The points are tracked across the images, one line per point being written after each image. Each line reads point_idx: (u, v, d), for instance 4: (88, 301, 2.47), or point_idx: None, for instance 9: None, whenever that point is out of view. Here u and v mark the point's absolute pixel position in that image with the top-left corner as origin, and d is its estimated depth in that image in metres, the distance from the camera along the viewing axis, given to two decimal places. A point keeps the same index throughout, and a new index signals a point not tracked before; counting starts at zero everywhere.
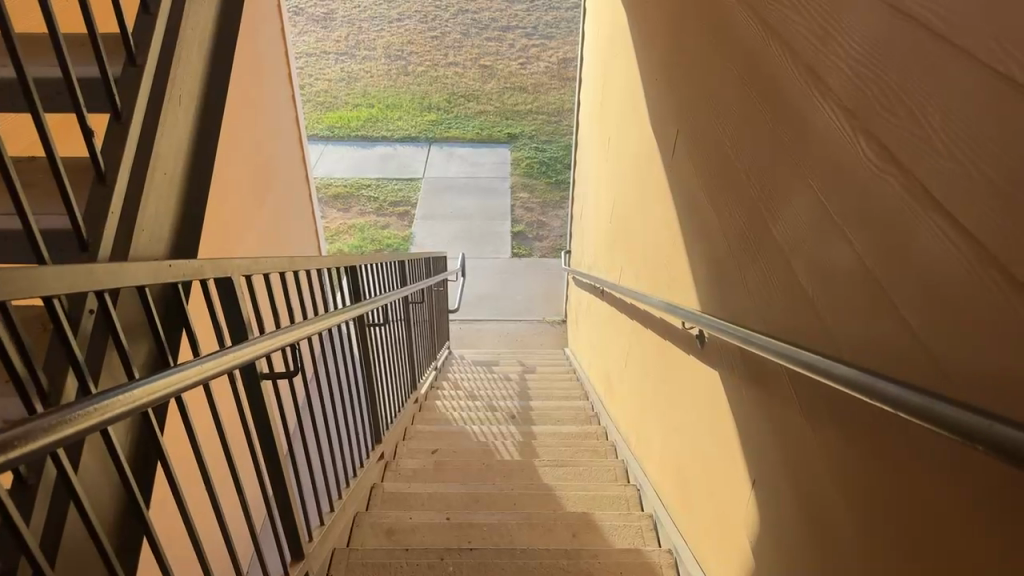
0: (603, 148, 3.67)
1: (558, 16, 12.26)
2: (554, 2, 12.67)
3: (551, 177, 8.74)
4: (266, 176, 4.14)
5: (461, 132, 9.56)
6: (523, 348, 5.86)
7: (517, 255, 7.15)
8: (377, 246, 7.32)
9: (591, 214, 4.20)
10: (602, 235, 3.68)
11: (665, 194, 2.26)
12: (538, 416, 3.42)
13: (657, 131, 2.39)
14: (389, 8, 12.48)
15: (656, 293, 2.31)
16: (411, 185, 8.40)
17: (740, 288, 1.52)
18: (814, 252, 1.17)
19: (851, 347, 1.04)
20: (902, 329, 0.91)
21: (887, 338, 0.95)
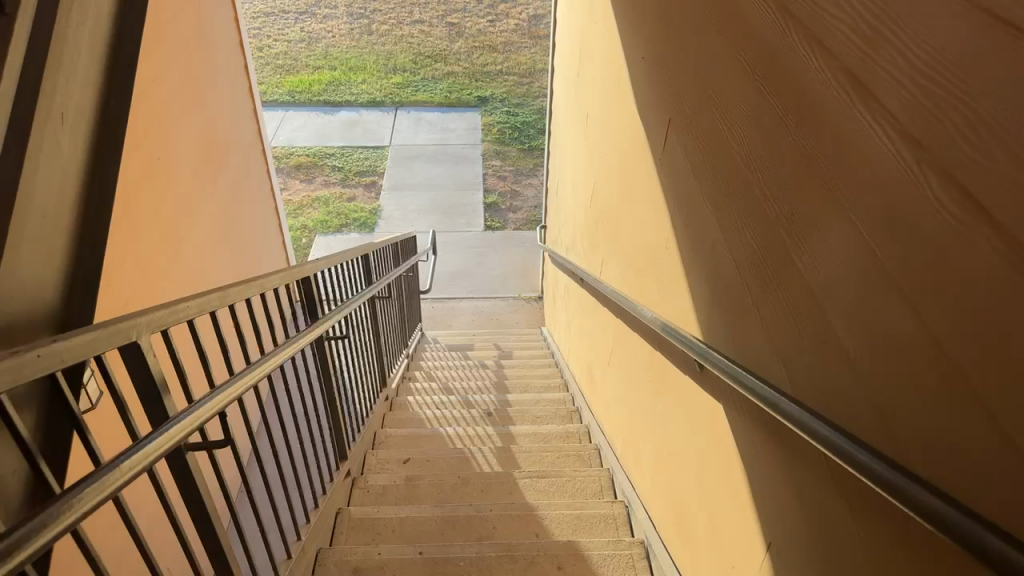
0: (580, 125, 3.44)
1: None
2: None
3: (524, 142, 8.44)
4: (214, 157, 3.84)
5: (429, 96, 9.18)
6: (498, 327, 5.68)
7: (491, 227, 6.91)
8: (342, 219, 7.01)
9: (568, 194, 3.98)
10: (581, 220, 3.47)
11: (652, 190, 2.05)
12: (516, 414, 3.24)
13: (642, 117, 2.18)
14: None
15: (644, 297, 2.12)
16: (377, 154, 8.08)
17: (749, 316, 1.33)
18: (848, 298, 0.98)
19: (901, 420, 0.86)
20: (979, 418, 0.72)
21: (955, 422, 0.76)
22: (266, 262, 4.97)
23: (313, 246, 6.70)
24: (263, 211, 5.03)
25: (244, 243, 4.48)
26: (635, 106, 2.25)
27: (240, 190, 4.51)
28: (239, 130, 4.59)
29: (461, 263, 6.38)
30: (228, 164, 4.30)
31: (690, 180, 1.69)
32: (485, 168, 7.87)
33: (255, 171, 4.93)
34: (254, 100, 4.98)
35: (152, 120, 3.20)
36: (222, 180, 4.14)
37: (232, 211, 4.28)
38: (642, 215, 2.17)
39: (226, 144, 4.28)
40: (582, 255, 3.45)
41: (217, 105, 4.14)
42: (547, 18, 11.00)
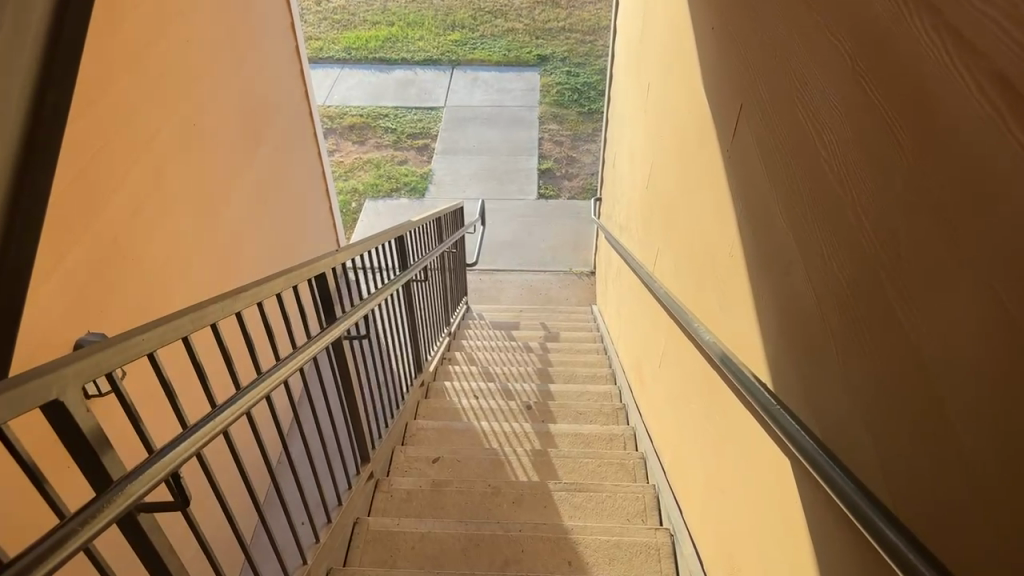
0: (639, 99, 3.15)
1: None
2: None
3: (584, 105, 8.06)
4: (244, 121, 3.71)
5: (486, 54, 8.87)
6: (547, 304, 5.46)
7: (545, 196, 6.63)
8: (392, 184, 6.86)
9: (624, 170, 3.70)
10: (636, 202, 3.20)
11: (713, 185, 1.78)
12: (558, 409, 3.04)
13: (705, 98, 1.89)
14: None
15: (700, 308, 1.86)
16: (430, 115, 7.85)
17: (832, 365, 1.07)
18: (964, 376, 0.74)
19: None
20: None
21: None
22: (311, 232, 4.86)
23: (363, 211, 6.57)
24: (309, 179, 4.91)
25: (287, 213, 4.37)
26: (698, 85, 1.97)
27: (284, 158, 4.39)
28: (284, 96, 4.45)
29: (512, 233, 6.15)
30: (272, 131, 4.17)
31: (758, 181, 1.43)
32: (541, 132, 7.56)
33: (301, 138, 4.80)
34: (301, 64, 4.82)
35: (187, 88, 3.08)
36: (264, 148, 4.02)
37: (274, 181, 4.17)
38: (701, 212, 1.90)
39: (269, 110, 4.15)
40: (636, 241, 3.19)
41: (259, 70, 4.00)
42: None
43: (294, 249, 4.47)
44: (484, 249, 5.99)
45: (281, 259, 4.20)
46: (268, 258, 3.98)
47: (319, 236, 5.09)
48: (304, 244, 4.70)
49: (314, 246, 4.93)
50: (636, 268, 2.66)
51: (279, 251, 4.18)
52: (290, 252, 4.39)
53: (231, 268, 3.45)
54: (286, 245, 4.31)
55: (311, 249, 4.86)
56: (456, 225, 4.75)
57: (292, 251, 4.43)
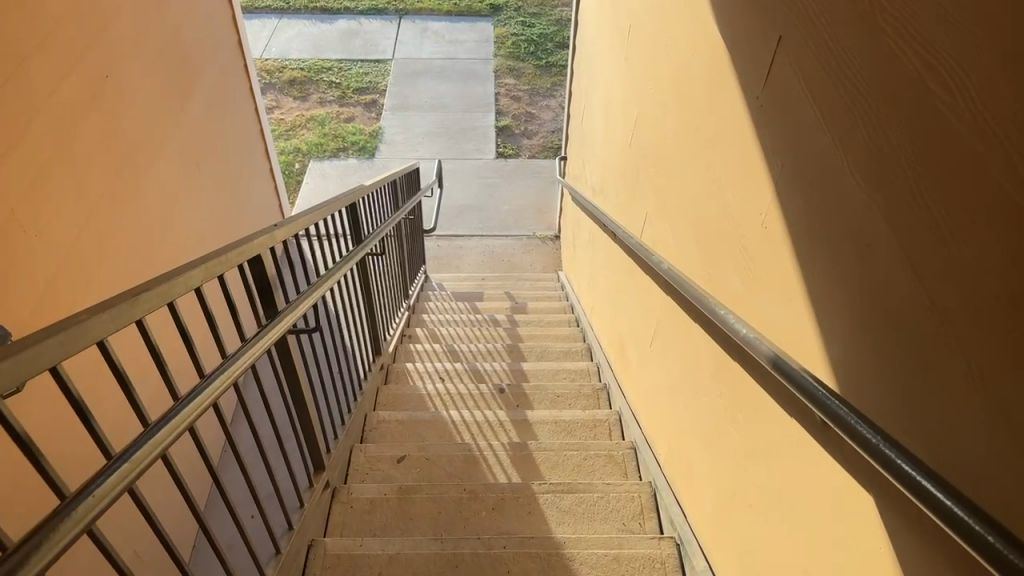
0: (618, 48, 2.83)
1: None
2: None
3: (541, 58, 7.65)
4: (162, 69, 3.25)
5: (436, 3, 8.35)
6: (510, 271, 5.17)
7: (504, 155, 6.28)
8: (339, 143, 6.39)
9: (597, 129, 3.41)
10: (616, 164, 2.91)
11: (731, 143, 1.50)
12: (533, 393, 2.77)
13: (717, 37, 1.60)
14: None
15: (717, 290, 1.59)
16: (378, 69, 7.35)
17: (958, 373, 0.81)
18: None
19: None
20: None
21: None
22: (251, 199, 4.44)
23: (307, 172, 6.11)
24: (247, 141, 4.47)
25: (223, 177, 3.94)
26: (707, 24, 1.67)
27: (217, 116, 3.95)
28: (216, 45, 3.99)
29: (471, 196, 5.80)
30: (202, 86, 3.72)
31: (814, 136, 1.15)
32: (497, 87, 7.15)
33: (237, 94, 4.34)
34: (235, 11, 4.34)
35: (93, 34, 2.65)
36: (192, 105, 3.58)
37: (206, 142, 3.74)
38: (714, 174, 1.62)
39: (197, 62, 3.69)
40: (615, 206, 2.92)
41: (184, 14, 3.54)
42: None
43: (232, 217, 4.06)
44: (441, 213, 5.63)
45: (217, 229, 3.79)
46: (202, 229, 3.57)
47: (261, 203, 4.66)
48: (244, 212, 4.28)
49: (255, 214, 4.52)
50: (621, 236, 2.39)
51: (215, 221, 3.76)
52: (228, 221, 3.97)
53: (156, 241, 3.06)
54: (223, 213, 3.90)
55: (252, 217, 4.45)
56: (411, 189, 4.40)
57: (231, 220, 4.02)
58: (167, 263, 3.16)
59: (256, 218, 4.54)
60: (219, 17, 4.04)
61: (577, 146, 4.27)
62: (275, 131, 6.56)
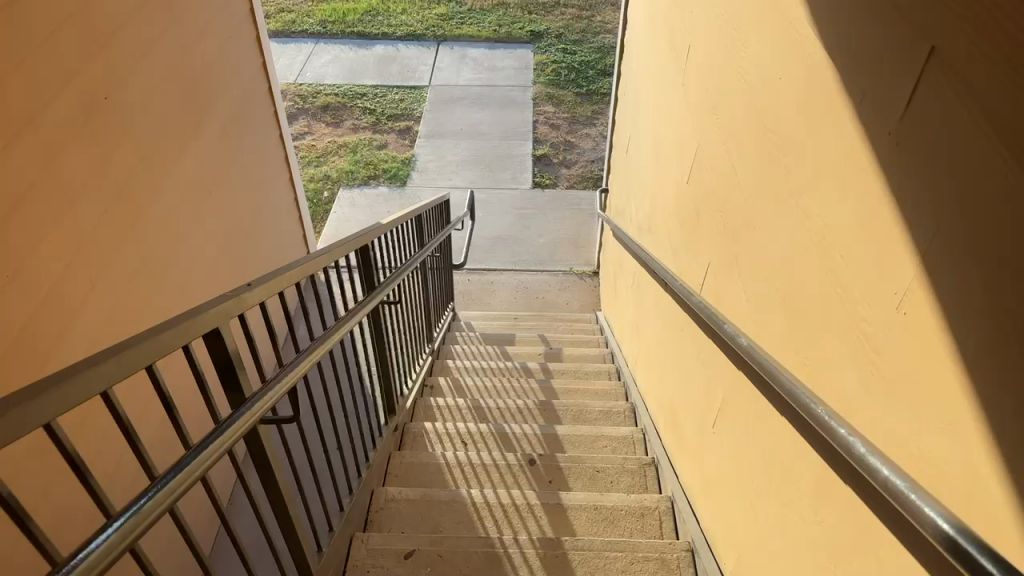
0: (673, 73, 2.49)
1: None
2: None
3: (582, 85, 7.34)
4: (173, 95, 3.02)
5: (475, 29, 8.16)
6: (545, 310, 4.81)
7: (541, 185, 5.96)
8: (370, 171, 6.14)
9: (645, 163, 3.07)
10: (668, 204, 2.55)
11: (843, 191, 1.14)
12: (570, 467, 2.39)
13: (817, 57, 1.25)
14: None
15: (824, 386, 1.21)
16: (413, 95, 7.13)
17: None
18: None
19: None
20: None
21: None
22: (270, 230, 4.20)
23: (336, 200, 5.87)
24: (269, 169, 4.24)
25: (237, 209, 3.70)
26: (800, 39, 1.32)
27: (234, 143, 3.71)
28: (236, 69, 3.77)
29: (505, 228, 5.48)
30: (218, 111, 3.49)
31: (1005, 192, 0.78)
32: (535, 114, 6.86)
33: (259, 119, 4.11)
34: (261, 33, 4.14)
35: (90, 51, 2.41)
36: (205, 132, 3.34)
37: (220, 170, 3.51)
38: (814, 228, 1.25)
39: (214, 86, 3.47)
40: (665, 250, 2.56)
41: (201, 36, 3.32)
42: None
43: (247, 251, 3.80)
44: (473, 246, 5.32)
45: (228, 264, 3.54)
46: (210, 264, 3.31)
47: (282, 235, 4.42)
48: (261, 245, 4.03)
49: (274, 247, 4.27)
50: (675, 288, 2.04)
51: (225, 255, 3.51)
52: (241, 256, 3.72)
53: (155, 279, 2.80)
54: (236, 247, 3.65)
55: (271, 251, 4.20)
56: (440, 222, 4.10)
57: (244, 255, 3.76)
58: (167, 302, 2.89)
59: (276, 251, 4.29)
60: (242, 40, 3.83)
61: (621, 180, 3.93)
62: (305, 158, 6.35)
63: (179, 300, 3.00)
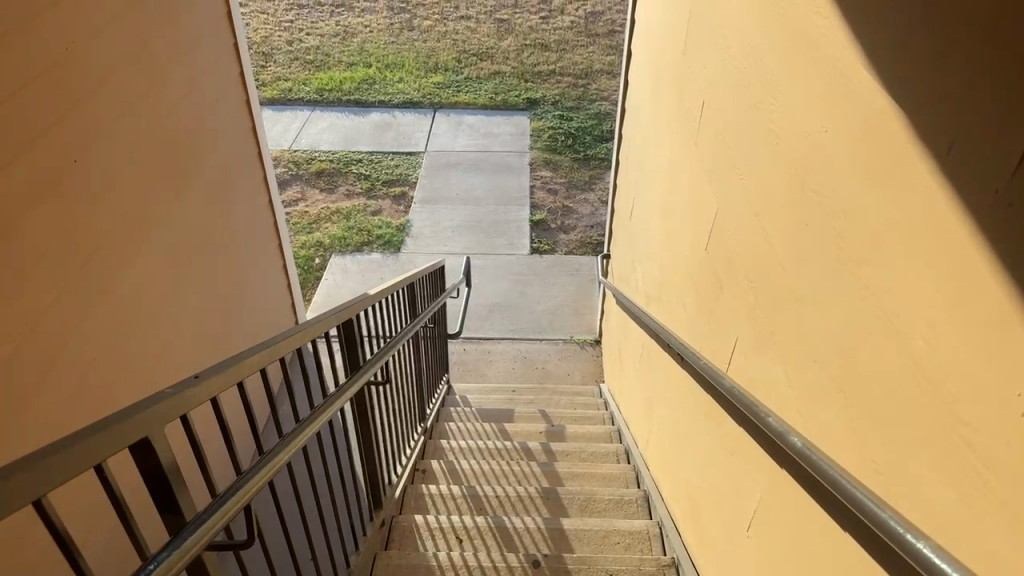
0: (684, 133, 2.34)
1: None
2: None
3: (580, 151, 7.28)
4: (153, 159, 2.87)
5: (472, 96, 8.18)
6: (544, 382, 4.56)
7: (539, 250, 5.79)
8: (363, 237, 5.97)
9: (653, 229, 2.90)
10: (681, 273, 2.36)
11: (934, 263, 0.94)
12: (578, 570, 2.10)
13: (886, 109, 1.07)
14: None
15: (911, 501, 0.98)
16: (409, 161, 7.05)
17: None
18: None
19: None
20: None
21: None
22: (257, 301, 4.01)
23: (327, 267, 5.68)
24: (257, 237, 4.08)
25: (221, 279, 3.51)
26: (859, 90, 1.16)
27: (219, 210, 3.55)
28: (224, 134, 3.64)
29: (502, 294, 5.28)
30: (201, 177, 3.34)
31: None
32: (533, 180, 6.76)
33: (248, 186, 3.97)
34: (252, 99, 4.03)
35: (61, 110, 2.25)
36: (187, 199, 3.18)
37: (203, 238, 3.33)
38: (894, 308, 1.03)
39: (198, 151, 3.32)
40: (680, 322, 2.34)
41: (185, 100, 3.19)
42: (621, 32, 9.90)
43: (230, 323, 3.59)
44: (469, 313, 5.10)
45: (208, 337, 3.32)
46: (187, 339, 3.10)
47: (270, 306, 4.23)
48: (246, 317, 3.82)
49: (260, 318, 4.07)
50: (697, 367, 1.81)
51: (205, 328, 3.30)
52: (223, 329, 3.51)
53: (122, 356, 2.57)
54: (217, 320, 3.44)
55: (256, 322, 4.00)
56: (434, 289, 3.90)
57: (227, 328, 3.55)
58: (135, 382, 2.66)
59: (262, 323, 4.08)
60: (231, 105, 3.73)
61: (625, 247, 3.75)
62: (297, 224, 6.20)
63: (149, 379, 2.76)
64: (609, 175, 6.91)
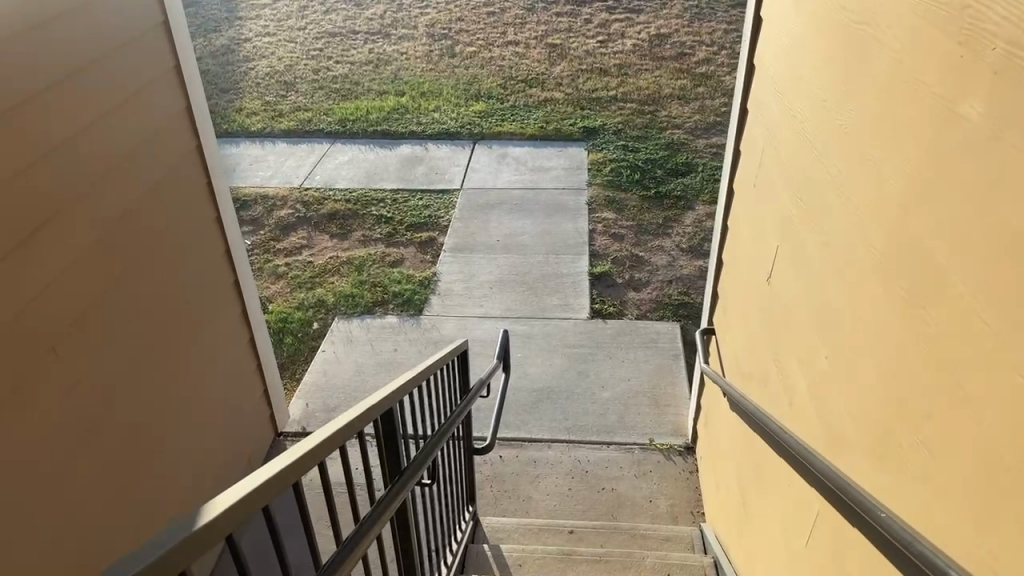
0: (1001, 98, 1.03)
1: (647, 6, 10.02)
2: None
3: (649, 187, 5.92)
4: None
5: (519, 126, 6.97)
6: (614, 514, 3.13)
7: (602, 313, 4.43)
8: (379, 296, 4.71)
9: (845, 308, 1.57)
10: (1001, 433, 1.01)
11: None
12: None
13: None
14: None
15: None
16: (441, 200, 5.83)
17: None
18: None
19: None
20: None
21: None
22: (187, 398, 2.87)
23: (328, 333, 4.43)
24: (201, 303, 2.99)
25: (118, 376, 2.40)
26: None
27: (126, 271, 2.46)
28: (142, 159, 2.57)
29: (553, 375, 3.92)
30: (87, 219, 2.25)
31: None
32: (592, 222, 5.44)
33: (185, 233, 2.88)
34: (197, 110, 2.94)
35: None
36: (50, 247, 2.08)
37: (86, 314, 2.25)
38: None
39: (82, 178, 2.23)
40: (999, 557, 0.98)
41: (53, 96, 2.09)
42: (691, 55, 8.66)
43: (129, 438, 2.46)
44: (508, 404, 3.75)
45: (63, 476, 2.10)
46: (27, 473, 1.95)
47: (218, 400, 3.13)
48: (168, 424, 2.72)
49: (192, 422, 2.89)
50: None
51: (73, 450, 2.16)
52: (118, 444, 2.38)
53: None
54: (105, 432, 2.32)
55: (185, 431, 2.84)
56: (450, 392, 2.63)
57: (125, 442, 2.43)
58: None
59: (202, 426, 2.97)
60: (152, 128, 2.63)
61: (753, 324, 2.38)
62: (296, 278, 4.99)
63: None
64: (687, 216, 5.53)
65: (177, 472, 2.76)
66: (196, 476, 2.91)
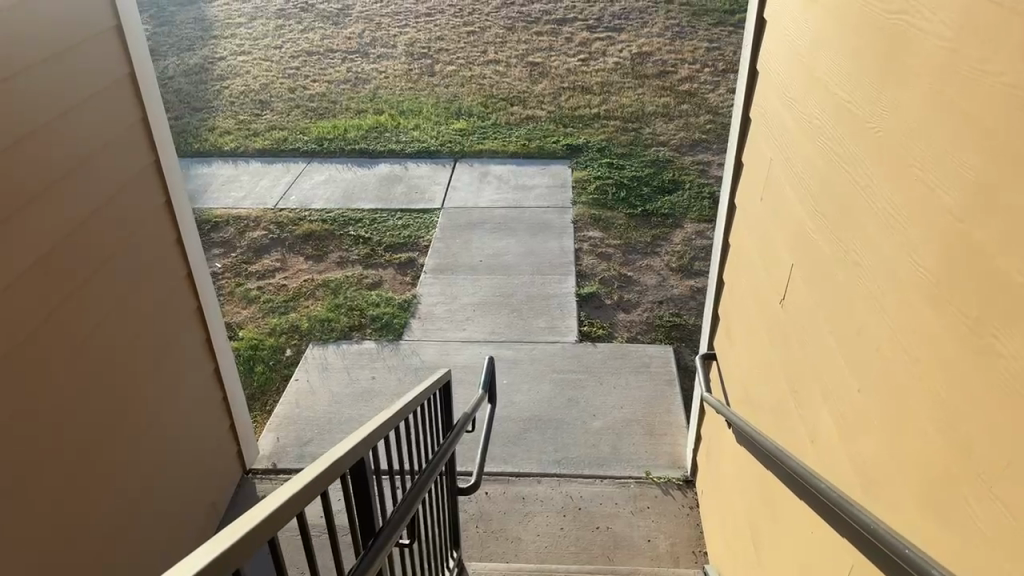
0: None
1: (628, 25, 9.97)
2: (619, 12, 10.41)
3: (636, 205, 5.76)
4: None
5: (501, 144, 6.80)
6: (610, 555, 2.91)
7: (591, 335, 4.23)
8: (356, 320, 4.47)
9: (888, 336, 1.36)
10: None
11: None
12: None
13: None
14: (416, 19, 10.43)
15: None
16: (422, 220, 5.62)
17: None
18: None
19: None
20: None
21: None
22: (143, 439, 2.60)
23: (301, 361, 4.18)
24: (157, 333, 2.73)
25: (58, 420, 2.14)
26: None
27: (69, 301, 2.21)
28: (91, 177, 2.33)
29: (541, 403, 3.70)
30: (18, 243, 1.98)
31: None
32: (578, 241, 5.25)
33: (140, 258, 2.62)
34: (155, 124, 2.69)
35: None
36: None
37: (20, 350, 1.99)
38: None
39: (17, 197, 1.98)
40: None
41: None
42: (674, 72, 8.58)
43: (70, 487, 2.18)
44: (493, 435, 3.52)
45: None
46: None
47: (178, 439, 2.86)
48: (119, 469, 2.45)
49: (148, 465, 2.63)
50: None
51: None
52: (55, 497, 2.11)
53: None
54: (40, 484, 2.05)
55: (139, 475, 2.56)
56: (434, 428, 2.40)
57: (64, 493, 2.15)
58: None
59: (159, 470, 2.70)
60: (102, 142, 2.39)
61: (762, 350, 2.19)
62: (269, 303, 4.73)
63: None
64: (675, 235, 5.36)
65: (129, 522, 2.49)
66: (153, 525, 2.63)
